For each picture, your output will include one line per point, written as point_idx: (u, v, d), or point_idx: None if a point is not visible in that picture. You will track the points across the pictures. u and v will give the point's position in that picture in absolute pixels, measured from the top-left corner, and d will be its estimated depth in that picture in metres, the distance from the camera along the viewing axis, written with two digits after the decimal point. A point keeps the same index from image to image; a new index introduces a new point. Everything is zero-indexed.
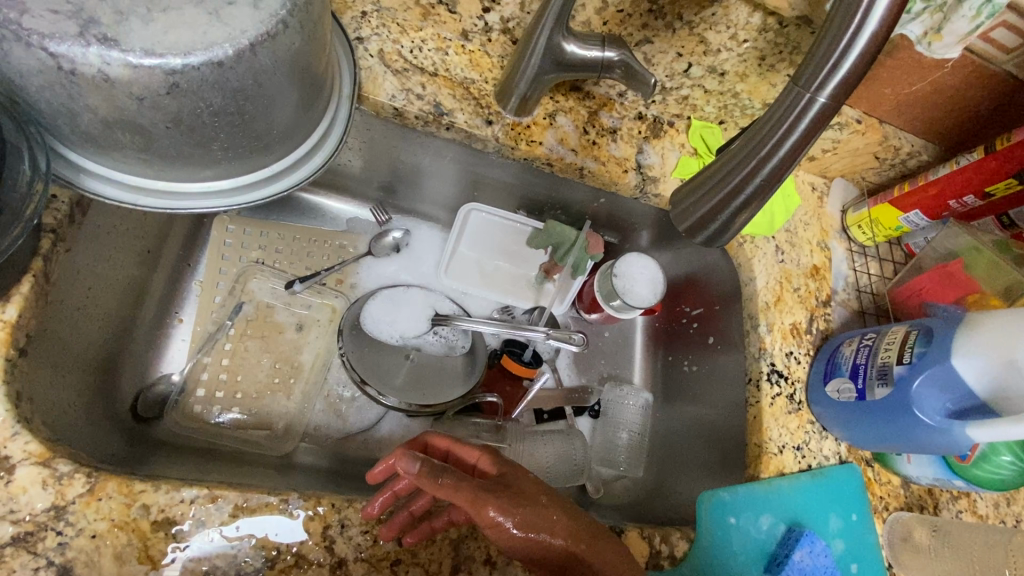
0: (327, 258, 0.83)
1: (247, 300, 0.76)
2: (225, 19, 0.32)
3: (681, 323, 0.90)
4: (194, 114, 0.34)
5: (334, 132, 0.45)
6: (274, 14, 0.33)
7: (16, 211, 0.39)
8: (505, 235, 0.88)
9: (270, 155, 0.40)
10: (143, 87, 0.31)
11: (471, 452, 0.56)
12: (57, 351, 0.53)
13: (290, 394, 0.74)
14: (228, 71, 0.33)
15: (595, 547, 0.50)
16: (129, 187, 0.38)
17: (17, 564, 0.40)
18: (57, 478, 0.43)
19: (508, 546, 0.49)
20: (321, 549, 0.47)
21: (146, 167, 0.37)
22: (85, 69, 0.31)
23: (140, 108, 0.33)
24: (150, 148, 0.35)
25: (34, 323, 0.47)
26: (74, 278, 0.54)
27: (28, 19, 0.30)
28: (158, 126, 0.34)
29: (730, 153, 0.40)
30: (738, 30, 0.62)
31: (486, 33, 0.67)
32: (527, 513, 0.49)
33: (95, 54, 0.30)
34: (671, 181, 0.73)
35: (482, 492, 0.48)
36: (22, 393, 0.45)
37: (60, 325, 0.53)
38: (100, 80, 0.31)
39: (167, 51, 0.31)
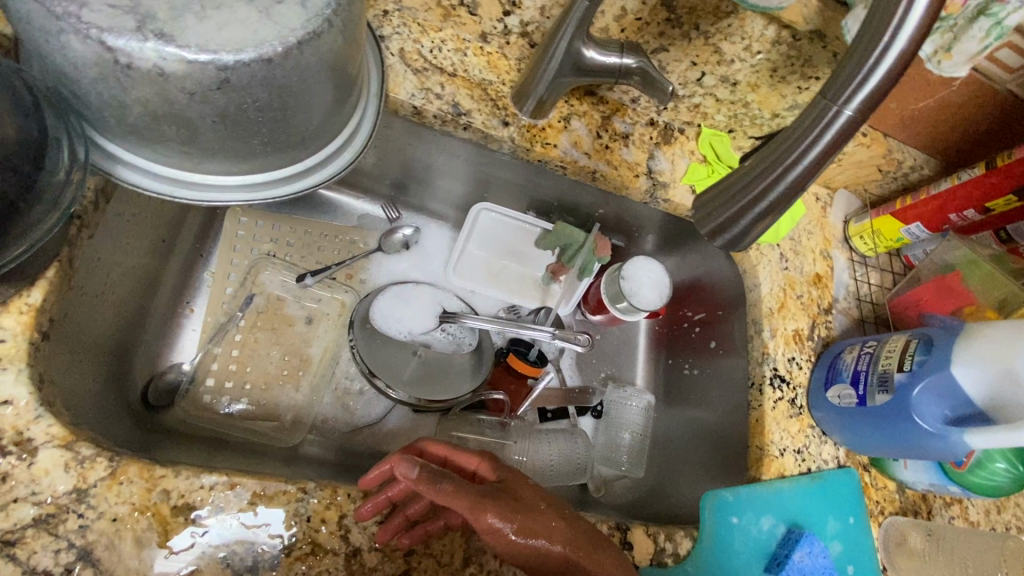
0: (338, 252, 0.84)
1: (258, 292, 0.77)
2: (275, 18, 0.33)
3: (683, 327, 0.92)
4: (240, 109, 0.35)
5: (363, 129, 0.45)
6: (319, 13, 0.34)
7: (54, 199, 0.40)
8: (514, 236, 0.89)
9: (304, 150, 0.41)
10: (196, 82, 0.32)
11: (471, 458, 0.56)
12: (74, 337, 0.53)
13: (298, 386, 0.74)
14: (276, 67, 0.34)
15: (593, 555, 0.50)
16: (165, 179, 0.38)
17: (38, 545, 0.41)
18: (79, 461, 0.43)
19: (507, 551, 0.49)
20: (337, 538, 0.47)
21: (185, 160, 0.37)
22: (141, 63, 0.31)
23: (190, 102, 0.33)
24: (193, 140, 0.36)
25: (57, 307, 0.47)
26: (94, 265, 0.54)
27: (88, 13, 0.31)
28: (205, 120, 0.35)
29: (756, 161, 0.41)
30: (752, 42, 0.64)
31: (506, 36, 0.68)
32: (526, 520, 0.49)
33: (151, 49, 0.31)
34: (680, 187, 0.75)
35: (483, 499, 0.48)
36: (44, 376, 0.45)
37: (78, 311, 0.53)
38: (155, 74, 0.32)
39: (220, 47, 0.32)
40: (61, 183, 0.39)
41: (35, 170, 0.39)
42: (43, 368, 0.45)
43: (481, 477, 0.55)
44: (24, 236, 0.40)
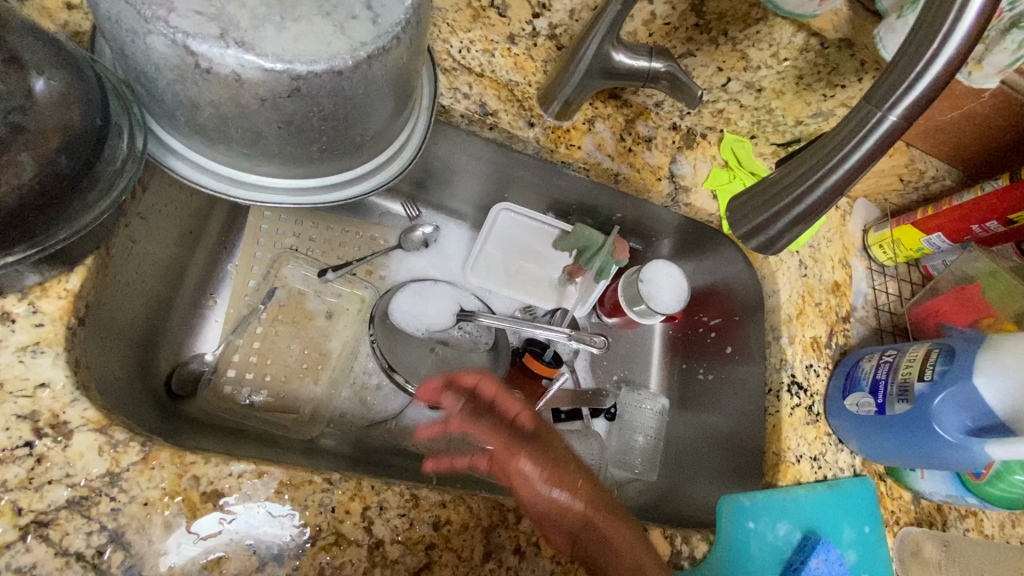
0: (359, 248, 0.85)
1: (279, 285, 0.77)
2: (348, 32, 0.39)
3: (698, 332, 0.92)
4: (306, 116, 0.42)
5: (410, 146, 0.54)
6: (388, 30, 0.41)
7: (108, 186, 0.42)
8: (533, 237, 0.89)
9: (357, 161, 0.49)
10: (270, 88, 0.39)
11: (515, 405, 0.63)
12: (107, 325, 0.54)
13: (316, 379, 0.75)
14: (343, 79, 0.40)
15: (613, 522, 0.57)
16: (225, 177, 0.46)
17: (71, 527, 0.41)
18: (113, 445, 0.44)
19: (532, 496, 0.56)
20: (360, 529, 0.48)
21: (244, 160, 0.45)
22: (221, 68, 0.38)
23: (261, 108, 0.40)
24: (256, 142, 0.43)
25: (92, 293, 0.48)
26: (127, 254, 0.55)
27: (175, 18, 0.37)
28: (271, 125, 0.42)
29: (797, 163, 0.41)
30: (780, 49, 0.64)
31: (533, 38, 0.69)
32: (557, 470, 0.59)
33: (232, 55, 0.37)
34: (702, 192, 0.75)
35: (521, 445, 0.60)
36: (79, 360, 0.46)
37: (111, 299, 0.54)
38: (232, 78, 0.38)
39: (295, 58, 0.38)
40: (116, 171, 0.41)
41: (93, 157, 0.41)
42: (79, 352, 0.46)
43: (520, 426, 0.62)
44: (75, 220, 0.41)
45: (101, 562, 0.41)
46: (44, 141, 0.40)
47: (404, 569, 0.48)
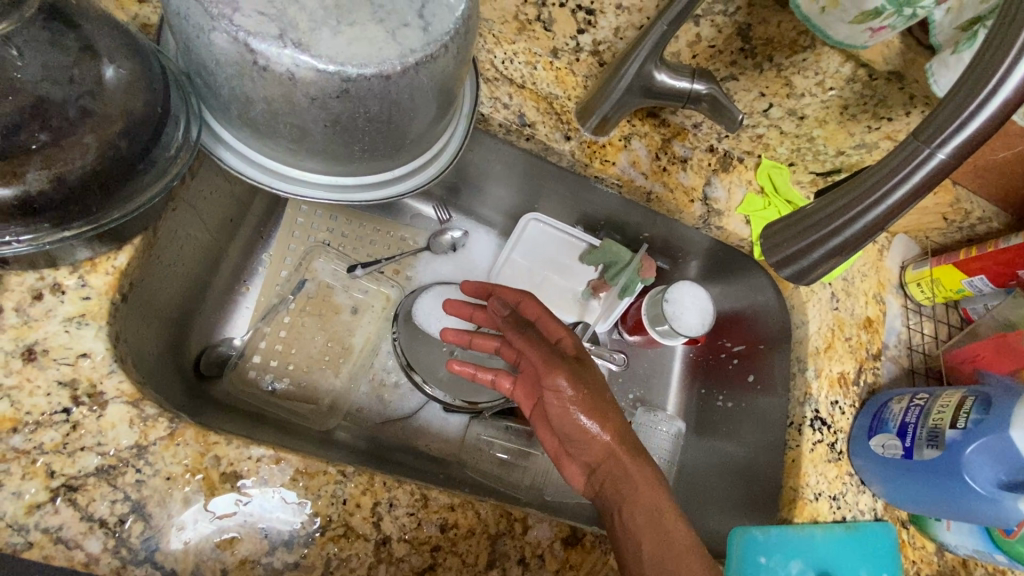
0: (388, 247, 0.86)
1: (310, 278, 0.80)
2: (398, 39, 0.41)
3: (720, 358, 0.91)
4: (351, 117, 0.44)
5: (446, 152, 0.55)
6: (436, 39, 0.42)
7: (162, 170, 0.44)
8: (559, 249, 0.90)
9: (395, 163, 0.51)
10: (320, 88, 0.41)
11: (558, 328, 0.65)
12: (147, 303, 0.56)
13: (337, 371, 0.77)
14: (389, 84, 0.42)
15: (636, 461, 0.58)
16: (268, 169, 0.48)
17: (98, 494, 0.43)
18: (143, 419, 0.45)
19: (562, 419, 0.59)
20: (369, 524, 0.48)
21: (288, 154, 0.47)
22: (277, 66, 0.40)
23: (310, 107, 0.42)
24: (301, 139, 0.45)
25: (136, 272, 0.50)
26: (172, 237, 0.58)
27: (239, 18, 0.39)
28: (318, 124, 0.44)
29: (839, 193, 0.41)
30: (826, 78, 0.63)
31: (576, 53, 0.69)
32: (589, 406, 0.59)
33: (288, 56, 0.39)
34: (735, 216, 0.74)
35: (562, 364, 0.60)
36: (119, 334, 0.48)
37: (153, 278, 0.56)
38: (287, 77, 0.40)
39: (346, 61, 0.40)
40: (170, 158, 0.44)
41: (151, 142, 0.43)
42: (118, 327, 0.49)
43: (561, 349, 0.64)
44: (129, 201, 0.44)
45: (121, 531, 0.43)
46: (106, 126, 0.42)
47: (409, 567, 0.48)
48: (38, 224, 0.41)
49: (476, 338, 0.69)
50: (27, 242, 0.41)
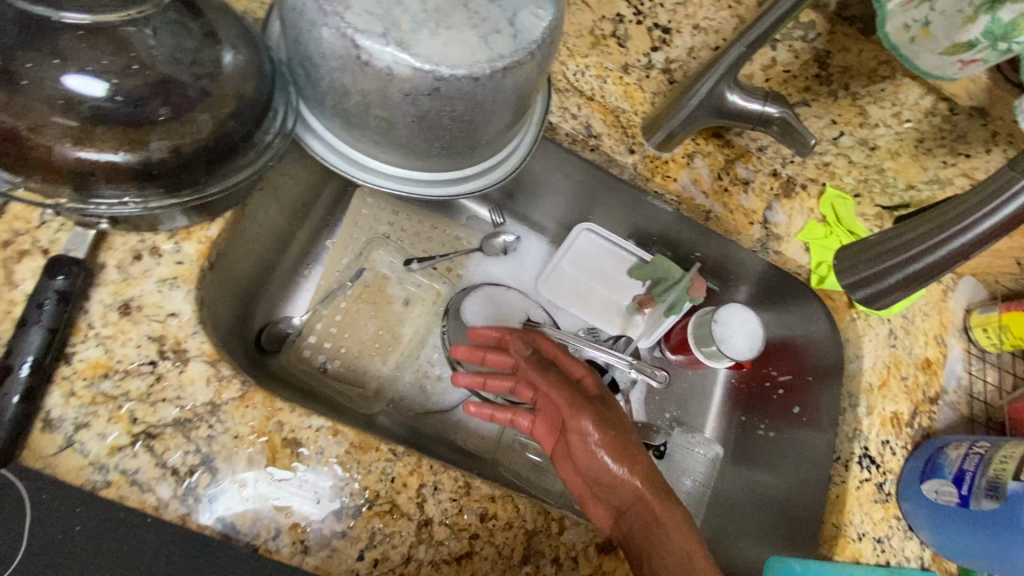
0: (443, 245, 0.89)
1: (368, 267, 0.83)
2: (491, 44, 0.44)
3: (764, 386, 0.90)
4: (437, 115, 0.46)
5: (513, 158, 0.58)
6: (524, 47, 0.45)
7: (258, 152, 0.48)
8: (609, 261, 0.91)
9: (466, 163, 0.53)
10: (413, 85, 0.43)
11: (580, 369, 0.66)
12: (226, 275, 0.60)
13: (385, 359, 0.79)
14: (476, 86, 0.44)
15: (665, 503, 0.57)
16: (345, 158, 0.50)
17: (172, 443, 0.46)
18: (219, 379, 0.49)
19: (588, 463, 0.60)
20: (414, 505, 0.50)
21: (370, 146, 0.50)
22: (377, 62, 0.42)
23: (401, 102, 0.45)
24: (386, 132, 0.48)
25: (223, 244, 0.54)
26: (254, 215, 0.62)
27: (349, 16, 0.42)
28: (405, 119, 0.46)
29: (924, 219, 0.41)
30: (904, 109, 0.63)
31: (647, 70, 0.71)
32: (614, 443, 0.60)
33: (389, 53, 0.42)
34: (794, 243, 0.74)
35: (587, 405, 0.61)
36: (203, 300, 0.52)
37: (235, 252, 0.60)
38: (385, 73, 0.43)
39: (441, 62, 0.42)
40: (264, 145, 0.48)
41: (253, 125, 0.47)
42: (206, 292, 0.53)
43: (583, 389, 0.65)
44: (226, 176, 0.47)
45: (190, 481, 0.46)
46: (219, 105, 0.46)
47: (448, 551, 0.50)
48: (148, 190, 0.45)
49: (490, 379, 0.66)
50: (137, 205, 0.45)
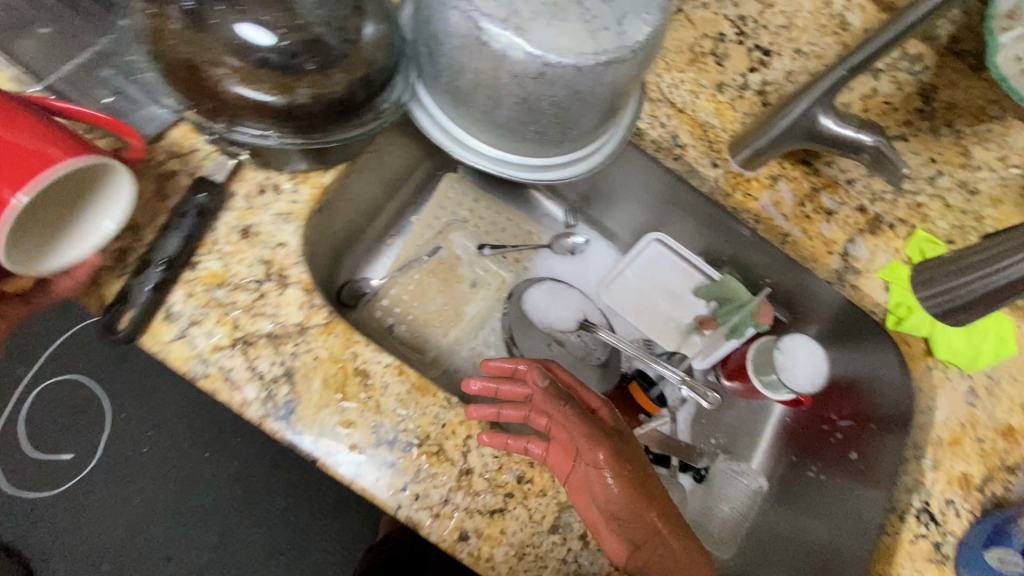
0: (515, 237, 0.93)
1: (444, 245, 0.89)
2: (597, 39, 0.48)
3: (822, 430, 0.86)
4: (537, 99, 0.52)
5: (597, 154, 0.63)
6: (626, 46, 0.50)
7: (377, 114, 0.56)
8: (675, 275, 0.91)
9: (553, 151, 0.59)
10: (522, 68, 0.49)
11: (595, 398, 0.61)
12: (326, 225, 0.67)
13: (447, 332, 0.84)
14: (577, 76, 0.50)
15: (676, 533, 0.56)
16: (450, 133, 0.58)
17: (263, 353, 0.53)
18: (310, 305, 0.55)
19: (606, 503, 0.54)
20: (459, 452, 0.53)
21: (474, 124, 0.56)
22: (495, 44, 0.48)
23: (508, 83, 0.51)
24: (490, 111, 0.54)
25: (330, 194, 0.61)
26: (356, 177, 0.69)
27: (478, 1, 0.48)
28: (508, 99, 0.52)
29: (989, 248, 0.54)
30: (1010, 153, 0.72)
31: (741, 90, 0.73)
32: (632, 476, 0.56)
33: (506, 36, 0.47)
34: (873, 280, 0.72)
35: (604, 436, 0.56)
36: (306, 238, 0.59)
37: (337, 206, 0.67)
38: (499, 54, 0.49)
39: (550, 50, 0.48)
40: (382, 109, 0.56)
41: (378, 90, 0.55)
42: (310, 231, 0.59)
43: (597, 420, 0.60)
44: (349, 130, 0.54)
45: (273, 388, 0.52)
46: (355, 67, 0.52)
47: (484, 502, 0.53)
48: (285, 129, 0.52)
49: (503, 410, 0.55)
50: (274, 142, 0.52)
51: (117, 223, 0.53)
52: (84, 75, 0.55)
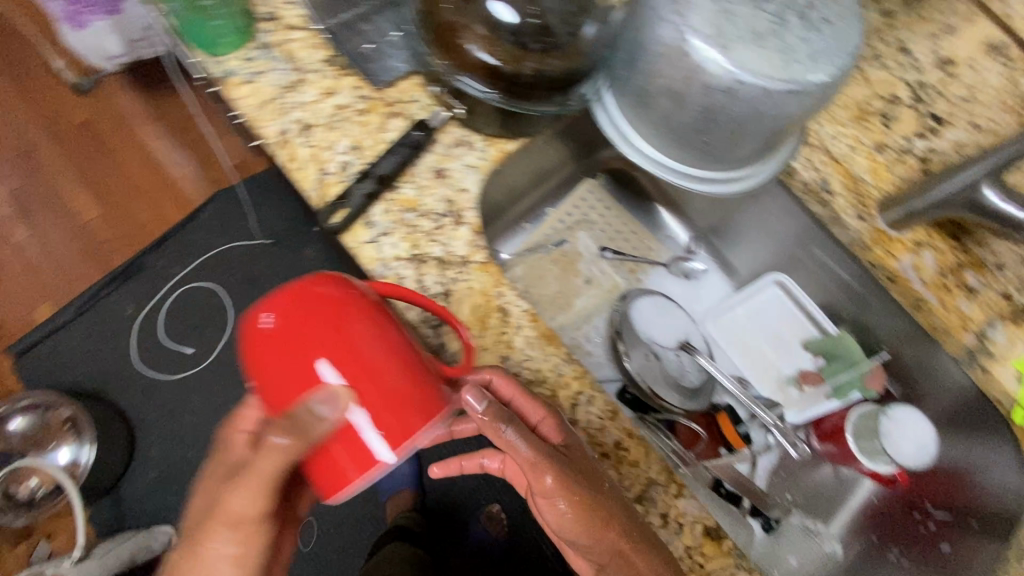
0: (636, 249, 0.98)
1: (570, 240, 0.96)
2: (789, 69, 0.54)
3: (914, 519, 0.82)
4: (717, 112, 0.58)
5: (748, 180, 0.67)
6: (813, 81, 0.55)
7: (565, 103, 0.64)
8: (787, 323, 0.92)
9: (710, 166, 0.66)
10: (714, 81, 0.55)
11: (538, 412, 0.56)
12: (492, 190, 0.76)
13: (556, 316, 0.91)
14: (762, 98, 0.55)
15: (643, 552, 0.54)
16: (621, 130, 0.66)
17: (429, 271, 0.62)
18: (475, 244, 0.63)
19: (562, 526, 0.58)
20: (569, 403, 0.59)
21: (649, 125, 0.64)
22: (696, 57, 0.55)
23: (697, 93, 0.57)
24: (669, 116, 0.61)
25: (507, 161, 0.70)
26: (524, 155, 0.77)
27: (690, 18, 0.55)
28: (691, 108, 0.59)
29: None
30: None
31: (903, 154, 0.75)
32: (580, 505, 0.55)
33: (708, 52, 0.54)
34: (1009, 368, 0.69)
35: (545, 461, 0.54)
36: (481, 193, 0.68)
37: (505, 175, 0.77)
38: (697, 66, 0.56)
39: (745, 70, 0.54)
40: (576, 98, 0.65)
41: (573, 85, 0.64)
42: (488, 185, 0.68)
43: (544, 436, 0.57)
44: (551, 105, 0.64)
45: (432, 303, 0.60)
46: (570, 57, 0.62)
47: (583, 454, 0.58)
48: (499, 91, 0.61)
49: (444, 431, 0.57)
50: (487, 98, 0.61)
51: (346, 141, 0.65)
52: (350, 24, 0.68)
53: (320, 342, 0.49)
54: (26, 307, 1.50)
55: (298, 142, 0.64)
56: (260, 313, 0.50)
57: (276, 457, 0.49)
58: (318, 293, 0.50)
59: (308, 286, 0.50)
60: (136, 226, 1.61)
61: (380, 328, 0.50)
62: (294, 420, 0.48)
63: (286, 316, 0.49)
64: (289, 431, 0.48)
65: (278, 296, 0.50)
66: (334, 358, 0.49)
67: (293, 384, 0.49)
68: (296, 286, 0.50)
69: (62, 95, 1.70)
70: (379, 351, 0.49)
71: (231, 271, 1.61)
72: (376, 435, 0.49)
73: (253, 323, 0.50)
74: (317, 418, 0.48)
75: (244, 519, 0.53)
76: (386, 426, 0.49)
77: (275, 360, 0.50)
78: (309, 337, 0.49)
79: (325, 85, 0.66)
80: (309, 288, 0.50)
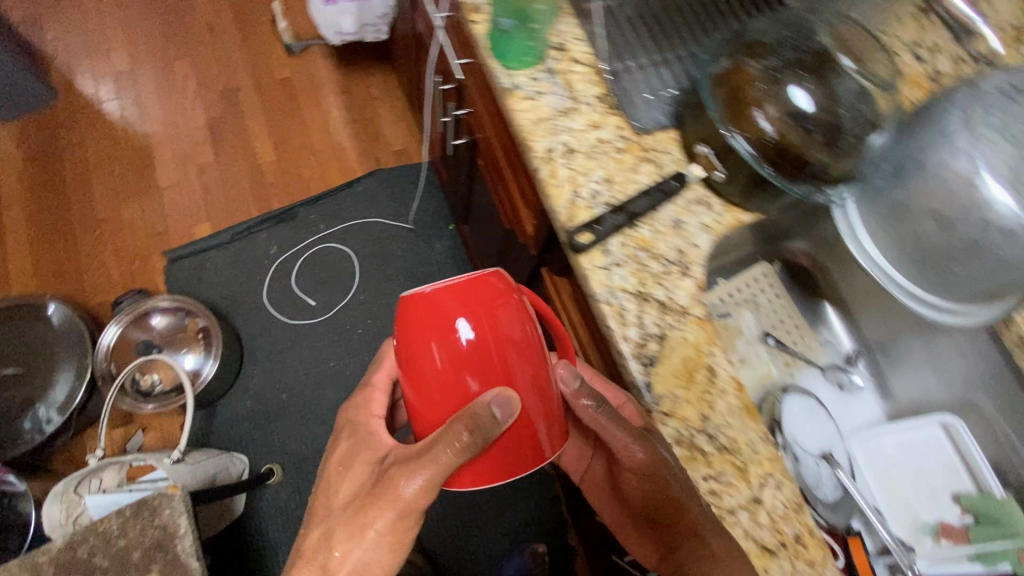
0: (799, 344, 0.98)
1: (734, 314, 0.93)
2: None
3: None
4: (986, 245, 0.60)
5: (971, 318, 0.64)
6: None
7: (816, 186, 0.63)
8: (939, 468, 0.90)
9: (943, 294, 0.65)
10: (998, 217, 0.59)
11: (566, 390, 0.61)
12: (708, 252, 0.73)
13: None
14: None
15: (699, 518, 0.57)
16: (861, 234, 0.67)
17: (650, 312, 0.64)
18: (696, 299, 0.66)
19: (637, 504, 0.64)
20: (757, 481, 0.60)
21: (895, 237, 0.65)
22: (986, 191, 0.60)
23: (973, 222, 0.60)
24: (927, 234, 0.63)
25: (733, 231, 0.71)
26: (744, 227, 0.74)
27: (989, 157, 0.60)
28: (958, 233, 0.61)
29: None
30: None
31: None
32: (667, 489, 0.59)
33: (1001, 191, 0.59)
34: None
35: (638, 435, 0.61)
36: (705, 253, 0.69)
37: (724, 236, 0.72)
38: (985, 199, 0.60)
39: None
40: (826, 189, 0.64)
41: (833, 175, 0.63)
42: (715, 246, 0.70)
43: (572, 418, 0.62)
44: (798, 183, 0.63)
45: (647, 343, 0.63)
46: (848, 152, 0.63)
47: (763, 536, 0.57)
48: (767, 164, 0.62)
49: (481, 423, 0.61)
50: (754, 164, 0.63)
51: (600, 173, 0.70)
52: (629, 74, 0.75)
53: (487, 347, 0.56)
54: (191, 221, 1.66)
55: (560, 162, 0.70)
56: (419, 309, 0.57)
57: (453, 440, 0.54)
58: (479, 296, 0.57)
59: (467, 288, 0.57)
60: (301, 179, 1.77)
61: (528, 330, 0.58)
62: (467, 424, 0.54)
63: (450, 317, 0.56)
64: (467, 438, 0.54)
65: (436, 293, 0.57)
66: (492, 360, 0.57)
67: (455, 389, 0.57)
68: (451, 285, 0.57)
69: (275, 50, 1.90)
70: (527, 357, 0.58)
71: (368, 242, 1.72)
72: (533, 434, 0.59)
73: (417, 320, 0.57)
74: (491, 423, 0.55)
75: (416, 507, 0.58)
76: (538, 428, 0.59)
77: (437, 359, 0.57)
78: (475, 341, 0.56)
79: (594, 119, 0.72)
80: (467, 289, 0.57)
